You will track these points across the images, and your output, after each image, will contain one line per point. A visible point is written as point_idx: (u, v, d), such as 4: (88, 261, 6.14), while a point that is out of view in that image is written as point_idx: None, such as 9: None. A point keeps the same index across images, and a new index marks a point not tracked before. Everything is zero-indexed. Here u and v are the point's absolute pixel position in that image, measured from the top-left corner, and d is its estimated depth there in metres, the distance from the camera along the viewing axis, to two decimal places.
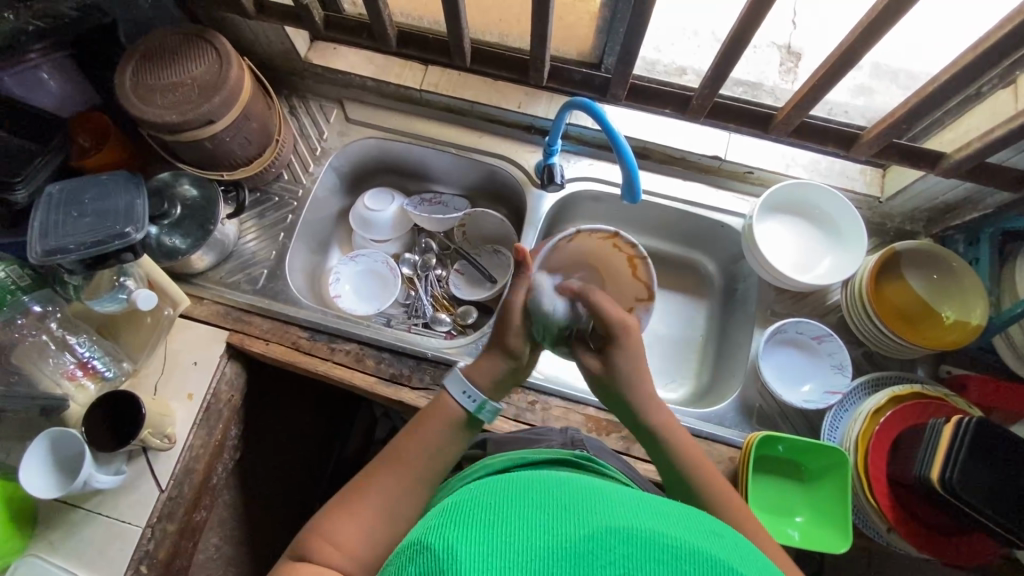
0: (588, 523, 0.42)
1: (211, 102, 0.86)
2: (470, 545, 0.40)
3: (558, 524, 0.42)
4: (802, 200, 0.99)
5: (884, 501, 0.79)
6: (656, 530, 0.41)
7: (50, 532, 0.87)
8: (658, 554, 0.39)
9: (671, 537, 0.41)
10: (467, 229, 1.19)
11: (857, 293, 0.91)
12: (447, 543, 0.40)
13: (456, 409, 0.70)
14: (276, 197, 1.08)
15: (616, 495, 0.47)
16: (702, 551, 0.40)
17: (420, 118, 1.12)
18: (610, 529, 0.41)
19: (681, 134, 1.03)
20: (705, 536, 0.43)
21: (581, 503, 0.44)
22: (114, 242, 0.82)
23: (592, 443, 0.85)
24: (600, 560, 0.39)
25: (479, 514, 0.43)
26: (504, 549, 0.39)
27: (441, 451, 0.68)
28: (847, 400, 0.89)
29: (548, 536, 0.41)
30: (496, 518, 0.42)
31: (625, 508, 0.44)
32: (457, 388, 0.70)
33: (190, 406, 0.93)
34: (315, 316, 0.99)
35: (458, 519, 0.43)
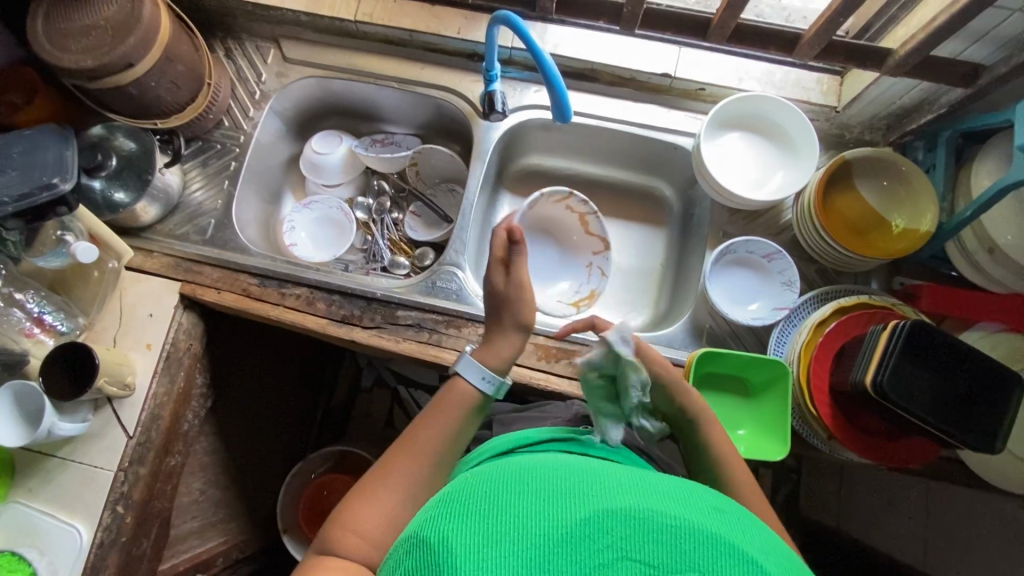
0: (586, 509, 0.44)
1: (125, 43, 0.82)
2: (473, 537, 0.42)
3: (555, 508, 0.44)
4: (754, 113, 0.95)
5: (823, 410, 0.80)
6: (653, 510, 0.43)
7: (28, 480, 0.91)
8: (656, 535, 0.42)
9: (668, 517, 0.43)
10: (419, 169, 1.16)
11: (805, 207, 0.88)
12: (449, 536, 0.43)
13: (474, 393, 0.72)
14: (218, 145, 1.06)
15: (621, 477, 0.49)
16: (702, 532, 0.42)
17: (360, 52, 1.07)
18: (608, 513, 0.43)
19: (628, 51, 0.98)
20: (707, 513, 0.45)
21: (579, 485, 0.47)
22: (42, 194, 0.81)
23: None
24: (597, 544, 0.42)
25: (482, 506, 0.45)
26: (503, 538, 0.42)
27: (457, 434, 0.70)
28: (796, 314, 0.89)
29: (546, 523, 0.43)
30: (498, 509, 0.45)
31: (623, 487, 0.47)
32: (475, 373, 0.73)
33: (149, 356, 0.95)
34: (264, 263, 0.99)
35: (461, 509, 0.46)
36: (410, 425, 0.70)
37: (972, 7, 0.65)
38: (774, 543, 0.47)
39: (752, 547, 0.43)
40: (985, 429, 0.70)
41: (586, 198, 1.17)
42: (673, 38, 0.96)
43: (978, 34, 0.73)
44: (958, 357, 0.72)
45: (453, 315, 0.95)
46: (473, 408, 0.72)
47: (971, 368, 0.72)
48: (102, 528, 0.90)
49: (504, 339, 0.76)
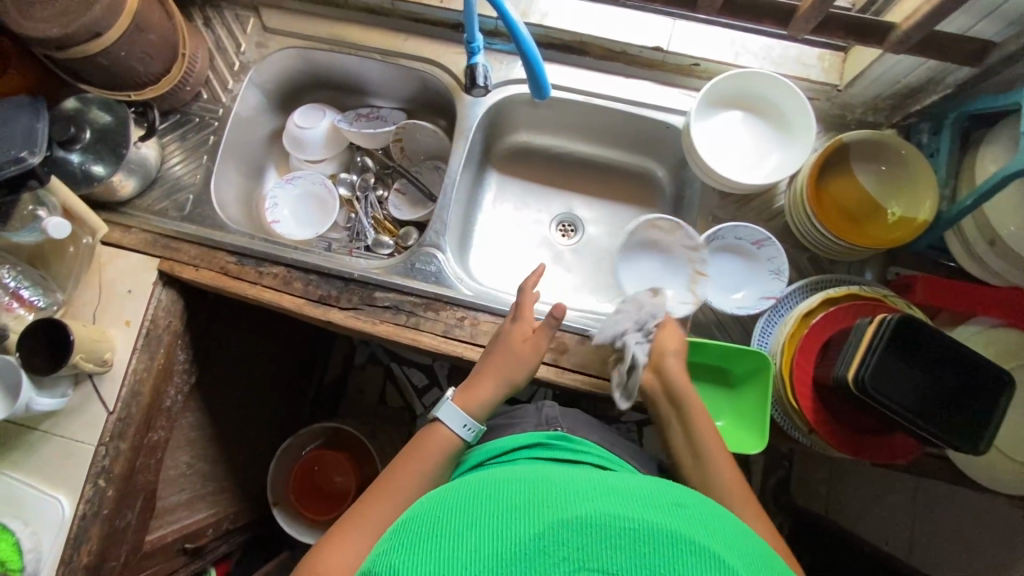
0: (540, 521, 0.43)
1: (92, 11, 0.79)
2: (425, 566, 0.41)
3: (506, 524, 0.43)
4: (750, 91, 0.90)
5: (805, 403, 0.78)
6: (609, 517, 0.42)
7: (11, 452, 0.93)
8: (614, 541, 0.41)
9: (626, 522, 0.42)
10: (404, 145, 1.14)
11: (798, 192, 0.84)
12: (393, 566, 0.42)
13: (455, 440, 0.76)
14: (197, 118, 1.03)
15: (575, 485, 0.48)
16: (662, 533, 0.41)
17: (341, 22, 1.03)
18: (563, 523, 0.42)
19: (619, 22, 0.94)
20: (666, 511, 0.44)
21: (536, 497, 0.46)
22: (9, 167, 0.79)
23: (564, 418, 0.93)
24: (553, 556, 0.40)
25: (437, 533, 0.44)
26: (452, 563, 0.41)
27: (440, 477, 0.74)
28: (783, 304, 0.86)
29: (500, 540, 0.42)
30: (453, 535, 0.44)
31: (578, 494, 0.46)
32: (458, 422, 0.77)
33: (128, 332, 0.95)
34: (242, 241, 0.97)
35: (410, 538, 0.45)
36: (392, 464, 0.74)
37: None
38: (744, 540, 0.46)
39: (715, 545, 0.42)
40: (972, 427, 0.68)
41: (575, 178, 1.14)
42: (667, 8, 0.90)
43: (988, 8, 0.68)
44: (949, 353, 0.69)
45: (431, 297, 0.93)
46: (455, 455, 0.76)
47: (961, 364, 0.69)
48: (84, 500, 0.91)
49: (489, 390, 0.80)
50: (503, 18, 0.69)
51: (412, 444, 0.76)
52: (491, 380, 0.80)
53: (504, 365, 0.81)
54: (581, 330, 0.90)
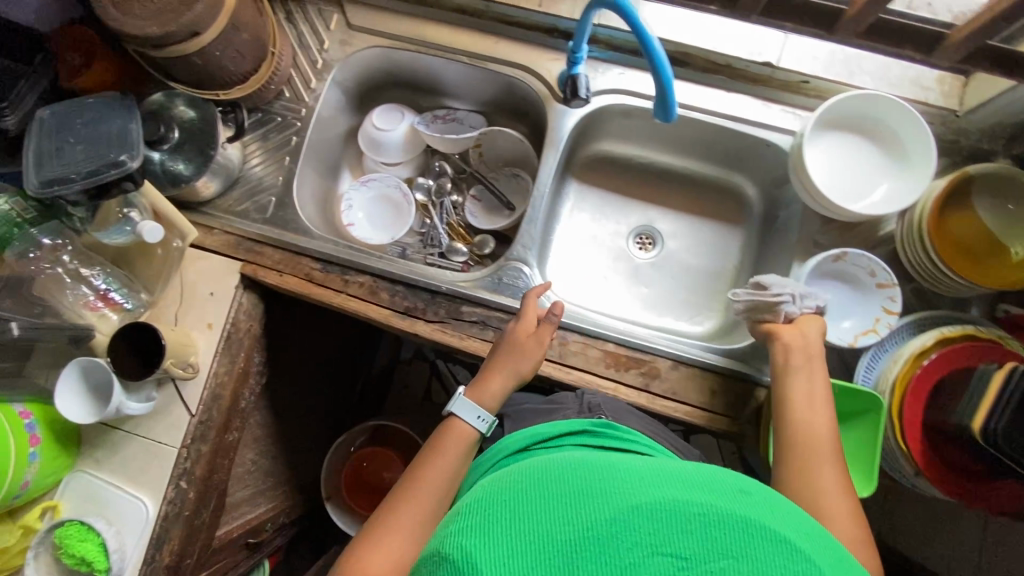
0: (607, 506, 0.43)
1: (193, 10, 0.76)
2: (494, 550, 0.42)
3: (578, 509, 0.44)
4: (864, 113, 0.86)
5: (914, 444, 0.76)
6: (672, 500, 0.43)
7: (95, 451, 0.93)
8: (682, 525, 0.41)
9: (691, 506, 0.43)
10: (483, 150, 1.11)
11: (916, 224, 0.81)
12: (465, 550, 0.43)
13: (471, 432, 0.75)
14: (278, 117, 1.00)
15: (636, 468, 0.48)
16: (725, 517, 0.42)
17: (429, 22, 1.00)
18: (633, 508, 0.43)
19: (725, 34, 0.90)
20: (730, 497, 0.45)
21: (598, 480, 0.47)
22: (110, 171, 0.76)
23: (608, 404, 0.83)
24: (625, 539, 0.41)
25: (500, 516, 0.45)
26: (525, 548, 0.42)
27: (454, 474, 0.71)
28: (889, 339, 0.83)
29: (567, 524, 0.43)
30: (514, 519, 0.44)
31: (643, 478, 0.46)
32: (470, 413, 0.75)
33: (210, 335, 0.94)
34: (326, 247, 0.95)
35: (474, 522, 0.46)
36: (407, 475, 0.71)
37: None
38: (796, 516, 0.47)
39: (781, 527, 0.43)
40: None
41: (656, 190, 1.11)
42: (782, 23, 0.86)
43: None
44: None
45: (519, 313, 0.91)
46: (471, 449, 0.74)
47: None
48: (167, 502, 0.92)
49: (499, 384, 0.79)
50: (638, 33, 0.69)
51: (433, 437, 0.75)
52: (499, 372, 0.79)
53: (511, 360, 0.80)
54: (675, 355, 0.87)
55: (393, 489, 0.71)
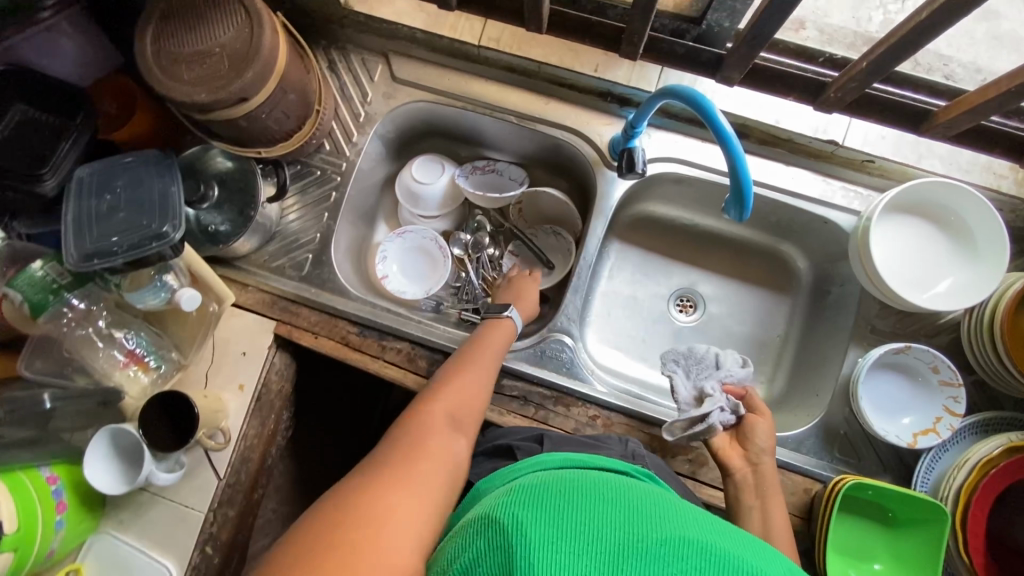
0: (661, 530, 0.40)
1: (243, 77, 0.73)
2: (543, 525, 0.41)
3: (631, 522, 0.41)
4: (931, 199, 0.83)
5: (978, 558, 0.72)
6: (733, 551, 0.39)
7: (120, 512, 0.90)
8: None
9: (752, 560, 0.39)
10: (523, 207, 1.10)
11: (987, 323, 0.77)
12: (514, 517, 0.42)
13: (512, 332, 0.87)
14: (318, 171, 0.98)
15: (698, 509, 0.44)
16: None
17: (477, 79, 0.96)
18: (684, 541, 0.39)
19: (785, 109, 0.86)
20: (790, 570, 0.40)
21: (656, 505, 0.44)
22: (151, 244, 0.73)
23: (651, 459, 0.80)
24: (675, 568, 0.38)
25: (552, 495, 0.44)
26: (569, 535, 0.40)
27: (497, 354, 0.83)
28: (952, 438, 0.80)
29: (614, 533, 0.40)
30: (567, 502, 0.43)
31: (704, 522, 0.42)
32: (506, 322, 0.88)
33: (241, 397, 0.91)
34: (364, 310, 0.92)
35: (526, 494, 0.45)
36: (458, 357, 0.80)
37: None
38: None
39: None
40: None
41: (700, 253, 1.07)
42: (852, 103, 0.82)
43: None
44: None
45: (562, 389, 0.88)
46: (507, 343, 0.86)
47: None
48: (191, 568, 0.89)
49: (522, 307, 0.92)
50: (718, 131, 0.68)
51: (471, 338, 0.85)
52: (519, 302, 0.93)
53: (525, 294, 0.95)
54: None
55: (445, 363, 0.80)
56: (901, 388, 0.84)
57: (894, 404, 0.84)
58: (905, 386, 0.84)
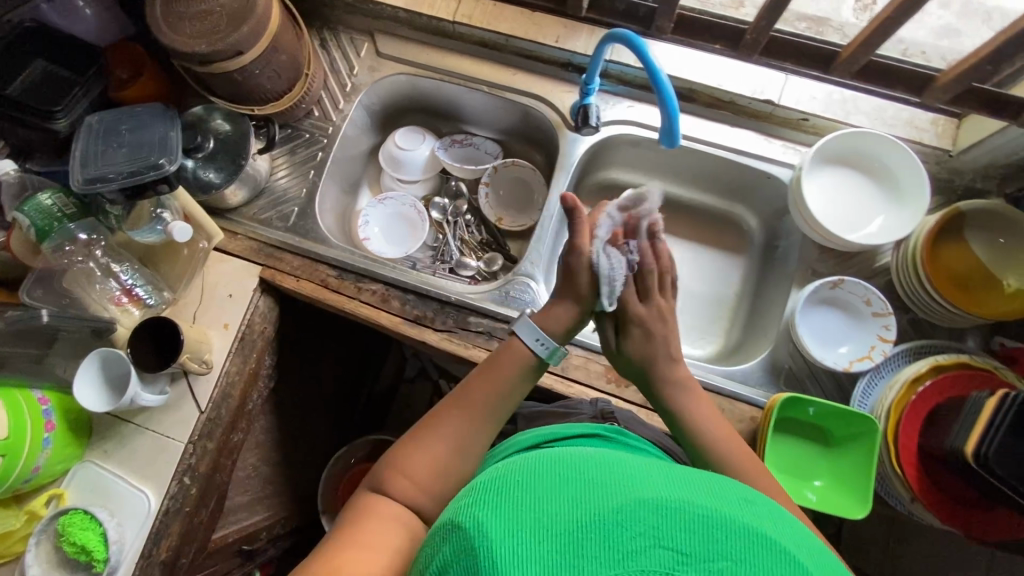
0: (615, 494, 0.40)
1: (239, 32, 0.83)
2: (500, 519, 0.39)
3: (588, 491, 0.40)
4: (860, 150, 0.91)
5: (909, 469, 0.77)
6: (681, 500, 0.39)
7: (104, 443, 0.95)
8: (690, 526, 0.37)
9: (699, 506, 0.39)
10: (491, 190, 1.16)
11: (910, 255, 0.84)
12: (474, 519, 0.40)
13: (529, 354, 0.74)
14: (307, 134, 1.07)
15: (654, 466, 0.44)
16: (741, 529, 0.38)
17: (453, 54, 1.07)
18: (641, 501, 0.39)
19: (728, 72, 0.95)
20: (742, 505, 0.41)
21: (608, 467, 0.43)
22: (149, 172, 0.83)
23: (622, 414, 0.85)
24: (630, 531, 0.37)
25: (509, 486, 0.42)
26: (531, 523, 0.38)
27: (498, 393, 0.71)
28: (885, 365, 0.85)
29: (573, 507, 0.39)
30: (520, 492, 0.41)
31: (659, 476, 0.42)
32: (532, 334, 0.74)
33: (226, 335, 0.97)
34: (343, 256, 1.00)
35: (484, 492, 0.43)
36: (470, 377, 0.72)
37: None
38: (817, 544, 0.42)
39: (801, 551, 0.38)
40: None
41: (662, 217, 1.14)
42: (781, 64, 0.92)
43: None
44: None
45: None
46: (522, 371, 0.73)
47: None
48: (168, 497, 0.93)
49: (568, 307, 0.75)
50: (650, 69, 0.74)
51: (492, 356, 0.75)
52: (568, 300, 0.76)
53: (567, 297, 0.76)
54: None
55: (441, 400, 0.72)
56: (836, 321, 0.90)
57: (832, 335, 0.90)
58: (843, 320, 0.90)
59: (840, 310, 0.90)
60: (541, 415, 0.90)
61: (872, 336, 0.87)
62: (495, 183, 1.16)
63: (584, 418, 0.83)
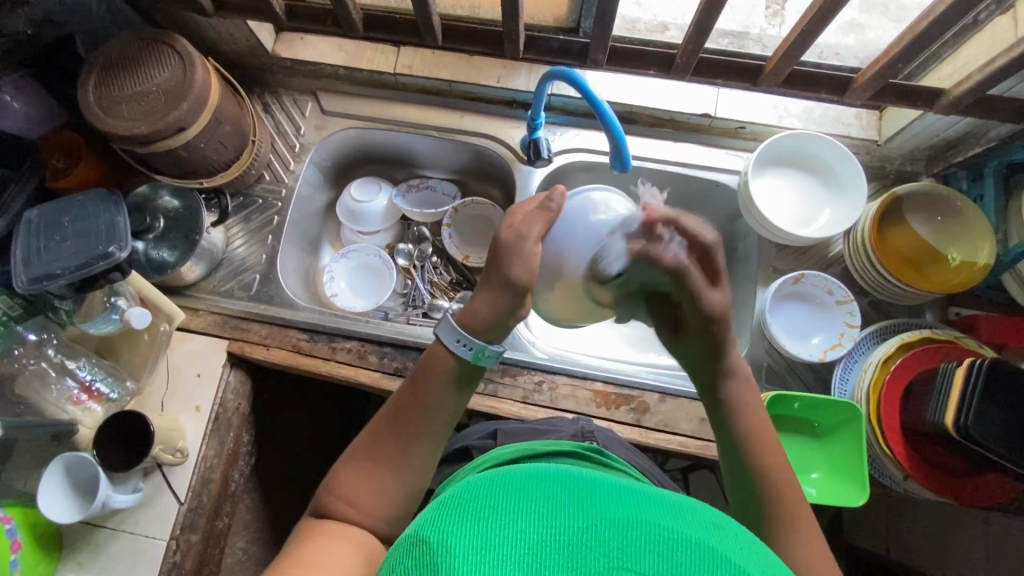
0: (574, 518, 0.42)
1: (179, 109, 0.82)
2: (464, 538, 0.40)
3: (555, 515, 0.43)
4: (797, 150, 0.96)
5: (897, 449, 0.79)
6: (648, 522, 0.43)
7: (76, 554, 0.88)
8: (641, 539, 0.40)
9: (664, 527, 0.42)
10: (453, 230, 1.16)
11: (860, 241, 0.88)
12: (442, 535, 0.41)
13: (451, 361, 0.63)
14: (260, 199, 1.06)
15: (614, 490, 0.47)
16: (696, 542, 0.41)
17: (399, 103, 1.08)
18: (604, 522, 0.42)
19: (666, 93, 0.99)
20: (700, 526, 0.44)
21: (580, 492, 0.46)
22: (98, 263, 0.79)
23: (602, 433, 0.84)
24: (589, 554, 0.40)
25: (479, 506, 0.44)
26: (495, 542, 0.40)
27: (435, 407, 0.63)
28: (856, 351, 0.88)
29: (543, 531, 0.41)
30: (493, 510, 0.43)
31: (620, 500, 0.46)
32: (451, 338, 0.62)
33: (198, 418, 0.92)
34: (313, 317, 0.98)
35: (453, 511, 0.44)
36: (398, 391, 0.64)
37: None
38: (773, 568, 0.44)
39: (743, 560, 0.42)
40: None
41: None
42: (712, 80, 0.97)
43: None
44: None
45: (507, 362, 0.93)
46: (450, 378, 0.63)
47: None
48: None
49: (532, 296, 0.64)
50: (591, 101, 0.76)
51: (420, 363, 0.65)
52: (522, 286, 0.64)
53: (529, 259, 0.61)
54: (663, 389, 0.90)
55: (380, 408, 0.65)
56: (806, 314, 0.93)
57: (803, 327, 0.93)
58: (812, 313, 0.93)
59: (807, 304, 0.93)
60: (522, 431, 0.84)
61: (841, 323, 0.90)
62: (456, 223, 1.16)
63: (565, 436, 0.81)
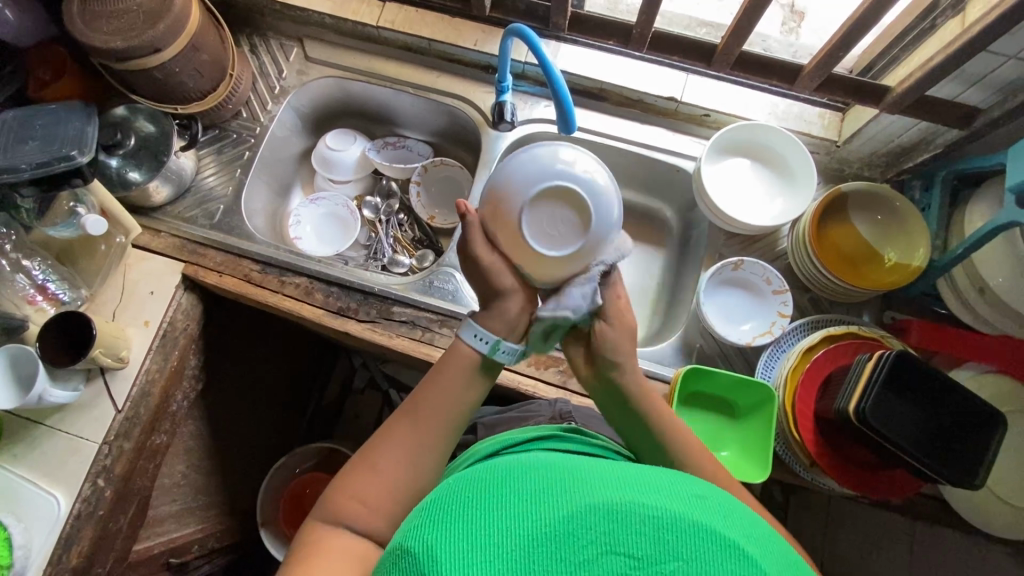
0: (565, 503, 0.40)
1: (155, 29, 0.86)
2: (448, 543, 0.39)
3: (539, 506, 0.41)
4: (756, 143, 0.98)
5: (806, 436, 0.80)
6: (648, 507, 0.40)
7: (13, 446, 0.92)
8: (639, 528, 0.38)
9: (663, 511, 0.39)
10: (421, 190, 1.19)
11: (802, 235, 0.90)
12: (426, 544, 0.39)
13: (473, 357, 0.62)
14: (234, 134, 1.09)
15: (613, 473, 0.45)
16: (706, 528, 0.39)
17: (379, 57, 1.11)
18: (591, 507, 0.39)
19: (635, 73, 1.01)
20: (716, 512, 0.41)
21: (563, 477, 0.44)
22: (59, 164, 0.83)
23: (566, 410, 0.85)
24: (584, 541, 0.38)
25: (467, 504, 0.42)
26: (482, 543, 0.38)
27: (456, 403, 0.62)
28: (785, 340, 0.90)
29: (527, 523, 0.39)
30: (476, 510, 0.42)
31: (616, 482, 0.43)
32: (470, 333, 0.62)
33: (146, 332, 0.96)
34: (268, 251, 1.01)
35: (439, 516, 0.42)
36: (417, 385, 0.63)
37: (964, 50, 0.69)
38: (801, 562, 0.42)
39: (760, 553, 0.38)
40: (966, 465, 0.72)
41: None
42: (680, 63, 0.98)
43: (974, 77, 0.75)
44: (944, 390, 0.73)
45: (447, 314, 0.96)
46: (472, 376, 0.63)
47: (959, 402, 0.73)
48: (80, 500, 0.90)
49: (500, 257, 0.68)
50: (543, 64, 0.78)
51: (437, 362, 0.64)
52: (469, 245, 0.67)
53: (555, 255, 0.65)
54: None
55: (393, 414, 0.63)
56: (743, 302, 0.95)
57: (738, 314, 0.94)
58: (750, 301, 0.95)
59: (746, 293, 0.95)
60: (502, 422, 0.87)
61: (774, 312, 0.92)
62: (425, 182, 1.19)
63: (542, 419, 0.83)
